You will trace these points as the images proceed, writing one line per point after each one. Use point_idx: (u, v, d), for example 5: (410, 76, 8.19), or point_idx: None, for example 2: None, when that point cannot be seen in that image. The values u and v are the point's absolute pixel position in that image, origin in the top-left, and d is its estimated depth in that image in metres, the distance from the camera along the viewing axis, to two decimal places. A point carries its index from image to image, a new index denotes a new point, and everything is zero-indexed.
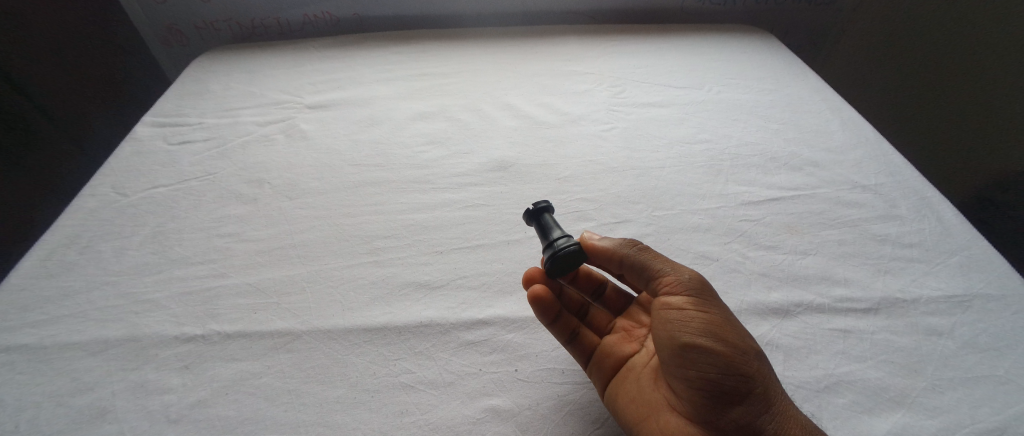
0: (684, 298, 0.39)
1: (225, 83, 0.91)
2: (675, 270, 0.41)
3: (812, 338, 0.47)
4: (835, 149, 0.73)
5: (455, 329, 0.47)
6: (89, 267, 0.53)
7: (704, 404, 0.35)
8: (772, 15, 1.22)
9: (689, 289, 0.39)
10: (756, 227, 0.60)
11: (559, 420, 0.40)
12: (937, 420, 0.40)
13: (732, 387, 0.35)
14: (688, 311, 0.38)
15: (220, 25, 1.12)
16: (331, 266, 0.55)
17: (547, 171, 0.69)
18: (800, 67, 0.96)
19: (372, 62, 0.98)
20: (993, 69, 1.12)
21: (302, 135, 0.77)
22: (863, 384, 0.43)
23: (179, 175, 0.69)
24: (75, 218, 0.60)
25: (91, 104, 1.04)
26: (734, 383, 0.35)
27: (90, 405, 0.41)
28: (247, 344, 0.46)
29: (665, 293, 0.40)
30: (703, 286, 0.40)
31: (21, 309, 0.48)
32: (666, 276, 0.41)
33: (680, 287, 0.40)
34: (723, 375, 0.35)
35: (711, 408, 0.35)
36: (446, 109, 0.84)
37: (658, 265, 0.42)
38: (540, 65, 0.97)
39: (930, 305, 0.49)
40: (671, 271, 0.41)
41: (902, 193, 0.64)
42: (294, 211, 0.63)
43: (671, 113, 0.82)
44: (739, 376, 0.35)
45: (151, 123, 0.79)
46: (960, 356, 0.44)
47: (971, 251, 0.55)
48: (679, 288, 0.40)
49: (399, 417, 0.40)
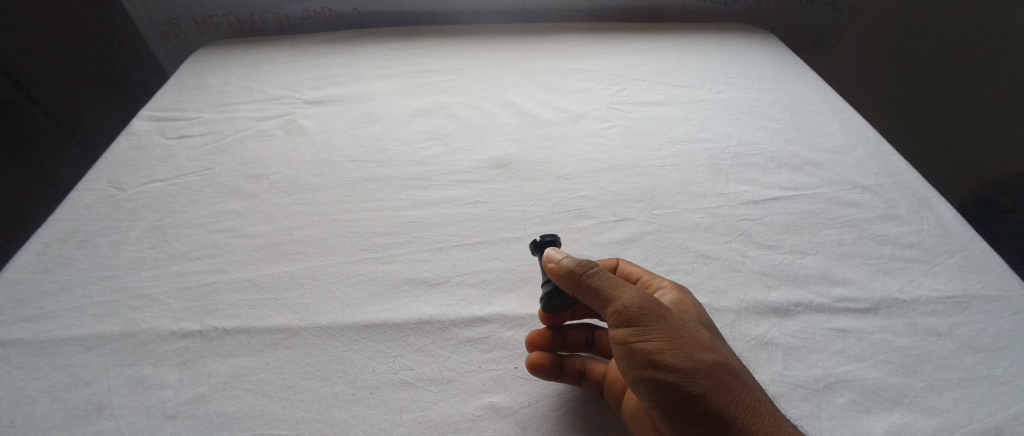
0: (625, 331, 0.36)
1: (223, 78, 0.90)
2: (619, 299, 0.37)
3: (811, 337, 0.47)
4: (836, 149, 0.73)
5: (454, 326, 0.47)
6: (86, 262, 0.53)
7: (673, 429, 0.35)
8: (772, 14, 1.22)
9: (633, 317, 0.36)
10: (757, 227, 0.60)
11: (557, 419, 0.40)
12: (935, 420, 0.40)
13: (686, 411, 0.34)
14: (636, 343, 0.36)
15: (217, 21, 1.11)
16: (328, 262, 0.54)
17: (546, 168, 0.69)
18: (800, 66, 0.96)
19: (372, 58, 0.97)
20: (1001, 66, 1.10)
21: (301, 131, 0.77)
22: (862, 383, 0.43)
23: (177, 169, 0.68)
24: (73, 213, 0.59)
25: (89, 100, 1.03)
26: (689, 408, 0.34)
27: (86, 401, 0.40)
28: (245, 340, 0.46)
29: (610, 323, 0.38)
30: (647, 308, 0.36)
31: (17, 303, 0.48)
32: (608, 306, 0.38)
33: (621, 318, 0.37)
34: (673, 403, 0.34)
35: (682, 433, 0.35)
36: (445, 106, 0.84)
37: (603, 294, 0.38)
38: (542, 62, 0.96)
39: (929, 305, 0.49)
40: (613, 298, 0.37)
41: (901, 193, 0.64)
42: (292, 207, 0.62)
43: (672, 112, 0.82)
44: (692, 399, 0.34)
45: (148, 117, 0.78)
46: (958, 356, 0.45)
47: (970, 252, 0.55)
48: (624, 317, 0.36)
49: (398, 414, 0.40)
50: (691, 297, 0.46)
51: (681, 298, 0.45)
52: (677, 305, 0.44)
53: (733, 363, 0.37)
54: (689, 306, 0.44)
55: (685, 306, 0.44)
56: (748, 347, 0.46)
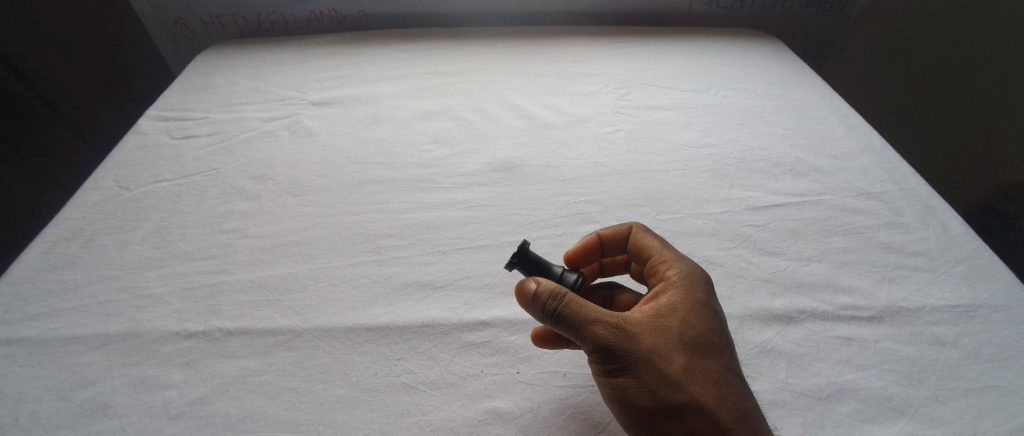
0: (596, 366, 0.37)
1: (230, 78, 0.91)
2: (583, 339, 0.37)
3: (815, 345, 0.46)
4: (841, 156, 0.73)
5: (457, 330, 0.47)
6: (92, 261, 0.53)
7: None
8: (776, 19, 1.22)
9: (597, 355, 0.37)
10: (762, 233, 0.60)
11: (559, 424, 0.40)
12: (940, 431, 0.39)
13: None
14: (604, 373, 0.38)
15: (225, 21, 1.11)
16: (332, 264, 0.54)
17: (551, 172, 0.69)
18: (805, 72, 0.96)
19: (377, 59, 0.97)
20: (1001, 66, 1.10)
21: (306, 132, 0.77)
22: (867, 393, 0.42)
23: (183, 169, 0.68)
24: (79, 212, 0.60)
25: (95, 98, 1.03)
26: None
27: (90, 400, 0.40)
28: (248, 342, 0.46)
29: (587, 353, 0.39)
30: (611, 347, 0.36)
31: (23, 302, 0.48)
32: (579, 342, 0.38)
33: (590, 355, 0.37)
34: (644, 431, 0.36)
35: None
36: (451, 108, 0.84)
37: (573, 332, 0.37)
38: (548, 66, 0.96)
39: (935, 315, 0.49)
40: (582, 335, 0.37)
41: (908, 201, 0.64)
42: (298, 208, 0.63)
43: (677, 117, 0.82)
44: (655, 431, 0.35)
45: (155, 117, 0.79)
46: (963, 366, 0.44)
47: (976, 261, 0.55)
48: (590, 354, 0.37)
49: (399, 418, 0.40)
50: (695, 292, 0.40)
51: (680, 296, 0.40)
52: (670, 304, 0.40)
53: (713, 393, 0.35)
54: (686, 308, 0.39)
55: (680, 308, 0.39)
56: (751, 354, 0.46)
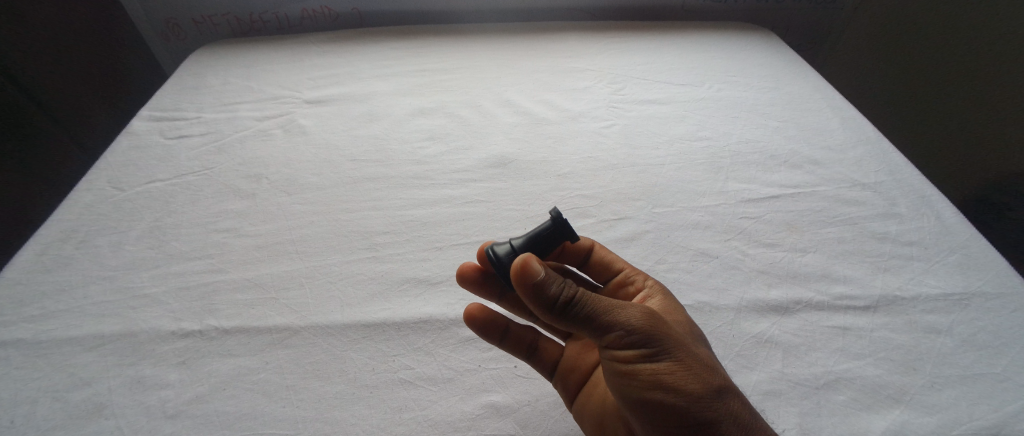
0: (627, 354, 0.33)
1: (222, 77, 0.90)
2: (617, 319, 0.33)
3: (811, 335, 0.47)
4: (835, 148, 0.73)
5: (454, 325, 0.47)
6: (86, 262, 0.53)
7: None
8: (770, 13, 1.22)
9: (629, 340, 0.33)
10: (756, 225, 0.60)
11: (558, 416, 0.41)
12: (936, 418, 0.40)
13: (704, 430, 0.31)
14: (630, 364, 0.33)
15: (216, 21, 1.13)
16: (329, 262, 0.54)
17: (546, 167, 0.69)
18: (799, 64, 0.96)
19: (371, 57, 0.97)
20: (992, 65, 1.10)
21: (300, 130, 0.77)
22: (862, 381, 0.43)
23: (176, 170, 0.68)
24: (71, 214, 0.59)
25: (89, 102, 1.03)
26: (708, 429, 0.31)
27: (85, 400, 0.40)
28: (245, 340, 0.46)
29: (611, 347, 0.34)
30: (653, 325, 0.33)
31: (16, 303, 0.48)
32: (609, 332, 0.34)
33: (624, 340, 0.33)
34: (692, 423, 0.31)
35: None
36: (445, 106, 0.83)
37: (597, 319, 0.34)
38: (542, 62, 0.96)
39: (929, 303, 0.49)
40: (616, 318, 0.33)
41: (901, 191, 0.64)
42: (292, 207, 0.62)
43: (672, 110, 0.82)
44: (693, 432, 0.31)
45: (149, 117, 0.79)
46: (958, 354, 0.45)
47: (969, 250, 0.55)
48: (618, 341, 0.33)
49: (397, 413, 0.40)
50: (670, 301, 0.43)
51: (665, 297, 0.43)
52: None
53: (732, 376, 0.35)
54: (667, 312, 0.42)
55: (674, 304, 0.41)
56: (748, 345, 0.46)
